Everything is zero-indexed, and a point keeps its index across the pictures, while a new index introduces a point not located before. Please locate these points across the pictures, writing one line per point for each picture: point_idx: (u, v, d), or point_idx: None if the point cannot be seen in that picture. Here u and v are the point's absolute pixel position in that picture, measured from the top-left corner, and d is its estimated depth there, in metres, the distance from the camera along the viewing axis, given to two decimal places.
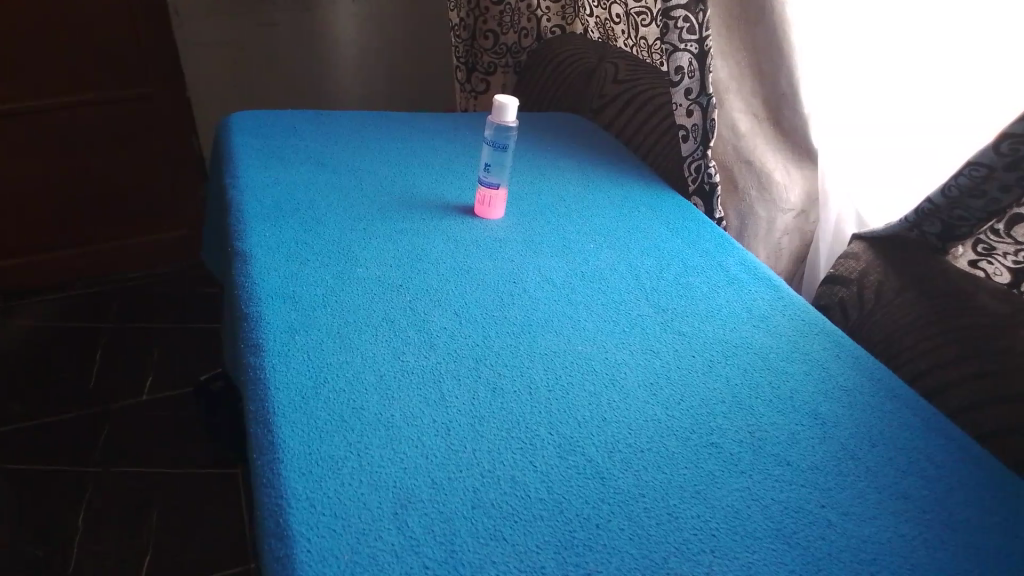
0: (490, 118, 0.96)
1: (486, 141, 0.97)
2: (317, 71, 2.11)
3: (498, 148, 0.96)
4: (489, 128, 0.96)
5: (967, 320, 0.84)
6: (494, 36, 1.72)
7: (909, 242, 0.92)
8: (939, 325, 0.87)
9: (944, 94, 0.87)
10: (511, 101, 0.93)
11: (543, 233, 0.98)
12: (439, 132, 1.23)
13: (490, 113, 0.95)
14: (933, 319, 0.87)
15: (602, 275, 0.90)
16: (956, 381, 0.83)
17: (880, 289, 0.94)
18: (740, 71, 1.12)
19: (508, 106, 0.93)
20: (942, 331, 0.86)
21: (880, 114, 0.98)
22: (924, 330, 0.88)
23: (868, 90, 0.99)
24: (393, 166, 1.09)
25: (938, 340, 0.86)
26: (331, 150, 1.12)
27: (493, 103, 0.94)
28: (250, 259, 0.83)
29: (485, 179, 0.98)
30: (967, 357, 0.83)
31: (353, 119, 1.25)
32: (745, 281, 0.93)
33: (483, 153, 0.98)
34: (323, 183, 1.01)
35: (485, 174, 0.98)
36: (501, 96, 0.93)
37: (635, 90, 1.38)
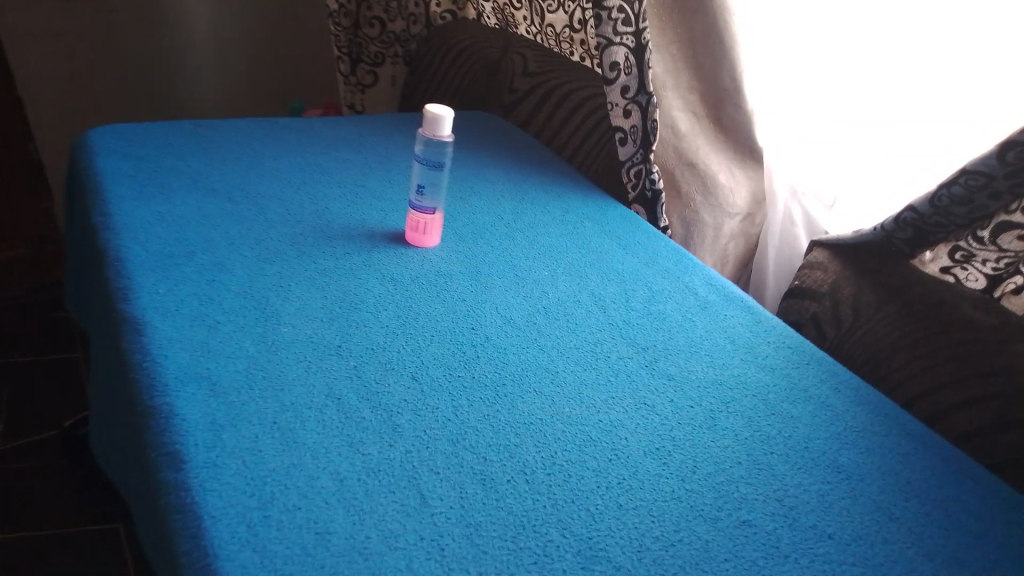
0: (420, 132, 0.82)
1: (415, 158, 0.83)
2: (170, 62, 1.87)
3: (429, 167, 0.83)
4: (419, 143, 0.82)
5: (951, 335, 0.78)
6: (380, 23, 1.57)
7: (879, 248, 0.86)
8: (921, 341, 0.80)
9: (911, 98, 0.81)
10: (447, 113, 0.80)
11: (488, 262, 0.85)
12: (343, 142, 1.08)
13: (422, 126, 0.81)
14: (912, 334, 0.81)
15: (567, 310, 0.79)
16: (949, 404, 0.77)
17: (854, 302, 0.87)
18: (675, 66, 1.03)
19: (445, 120, 0.80)
20: (925, 347, 0.80)
21: (839, 112, 0.91)
22: (907, 346, 0.81)
23: (823, 87, 0.91)
24: (300, 188, 0.94)
25: (923, 357, 0.80)
26: (222, 172, 0.94)
27: (424, 114, 0.80)
28: (145, 330, 0.66)
29: (416, 203, 0.85)
30: (957, 375, 0.76)
31: (239, 129, 1.07)
32: (717, 303, 0.84)
33: (413, 173, 0.84)
34: (220, 217, 0.84)
35: (420, 197, 0.84)
36: (436, 107, 0.79)
37: (549, 84, 1.28)
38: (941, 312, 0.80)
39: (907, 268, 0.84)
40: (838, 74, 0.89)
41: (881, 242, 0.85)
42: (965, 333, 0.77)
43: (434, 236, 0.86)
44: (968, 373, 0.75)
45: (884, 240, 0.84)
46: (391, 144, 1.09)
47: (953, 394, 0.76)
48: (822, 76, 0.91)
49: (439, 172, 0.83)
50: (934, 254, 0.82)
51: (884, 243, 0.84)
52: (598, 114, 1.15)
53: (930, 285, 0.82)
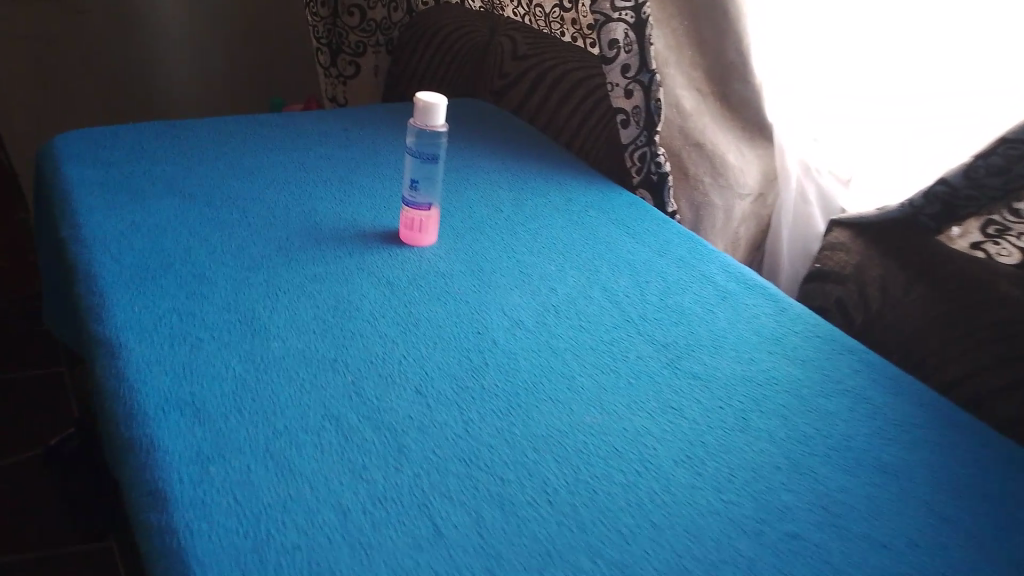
0: (411, 122, 0.76)
1: (407, 151, 0.77)
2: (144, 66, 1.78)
3: (423, 160, 0.77)
4: (409, 135, 0.76)
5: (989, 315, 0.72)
6: (360, 11, 1.50)
7: (904, 225, 0.80)
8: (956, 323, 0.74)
9: (938, 66, 0.77)
10: (441, 102, 0.74)
11: (491, 260, 0.79)
12: (328, 137, 1.02)
13: (414, 116, 0.75)
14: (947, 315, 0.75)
15: (578, 307, 0.73)
16: (992, 390, 0.71)
17: (880, 284, 0.81)
18: (677, 41, 0.96)
19: (438, 109, 0.74)
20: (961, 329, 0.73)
21: (857, 79, 0.86)
22: (943, 328, 0.75)
23: (840, 54, 0.87)
24: (285, 187, 0.88)
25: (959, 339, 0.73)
26: (200, 174, 0.88)
27: (416, 104, 0.74)
28: (120, 352, 0.60)
29: (411, 200, 0.79)
30: (999, 358, 0.70)
31: (217, 128, 1.01)
32: (737, 292, 0.78)
33: (406, 167, 0.78)
34: (200, 223, 0.78)
35: (414, 193, 0.78)
36: (429, 95, 0.73)
37: (542, 66, 1.22)
38: (977, 290, 0.73)
39: (936, 245, 0.78)
40: (857, 41, 0.84)
41: (908, 219, 0.79)
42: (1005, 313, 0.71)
43: (431, 234, 0.81)
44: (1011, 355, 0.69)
45: (912, 217, 0.78)
46: (379, 136, 1.03)
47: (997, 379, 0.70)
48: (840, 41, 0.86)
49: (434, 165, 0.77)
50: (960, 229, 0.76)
51: (911, 220, 0.79)
52: (597, 95, 1.09)
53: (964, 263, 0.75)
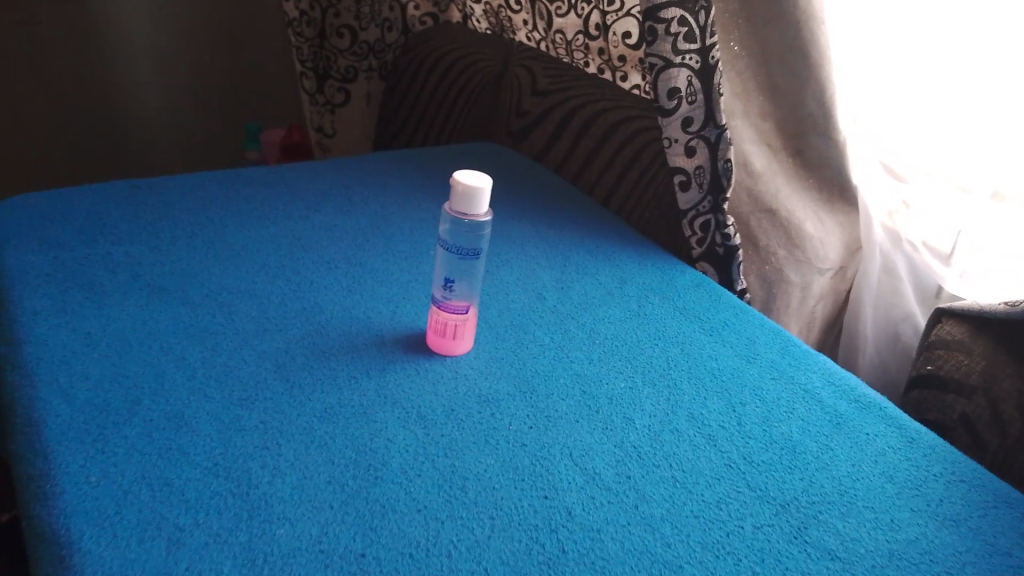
0: (445, 206, 0.60)
1: (439, 242, 0.61)
2: (112, 104, 1.53)
3: (460, 256, 0.61)
4: (443, 222, 0.61)
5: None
6: (350, 33, 1.34)
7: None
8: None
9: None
10: (484, 186, 0.57)
11: (545, 374, 0.63)
12: (325, 200, 0.86)
13: (450, 204, 0.59)
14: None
15: (664, 449, 0.57)
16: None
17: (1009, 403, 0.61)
18: (744, 87, 0.83)
19: (479, 197, 0.57)
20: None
21: (970, 142, 0.71)
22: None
23: (942, 108, 0.72)
24: (281, 274, 0.71)
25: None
26: (173, 258, 0.71)
27: (454, 187, 0.58)
28: (70, 558, 0.43)
29: (444, 301, 0.62)
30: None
31: (193, 190, 0.84)
32: (850, 416, 0.63)
33: (437, 262, 0.62)
34: (176, 335, 0.62)
35: (449, 294, 0.62)
36: (472, 182, 0.57)
37: (566, 105, 1.06)
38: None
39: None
40: (967, 92, 0.69)
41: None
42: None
43: (466, 342, 0.64)
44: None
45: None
46: (387, 198, 0.87)
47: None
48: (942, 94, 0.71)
49: (472, 262, 0.61)
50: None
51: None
52: (640, 143, 0.95)
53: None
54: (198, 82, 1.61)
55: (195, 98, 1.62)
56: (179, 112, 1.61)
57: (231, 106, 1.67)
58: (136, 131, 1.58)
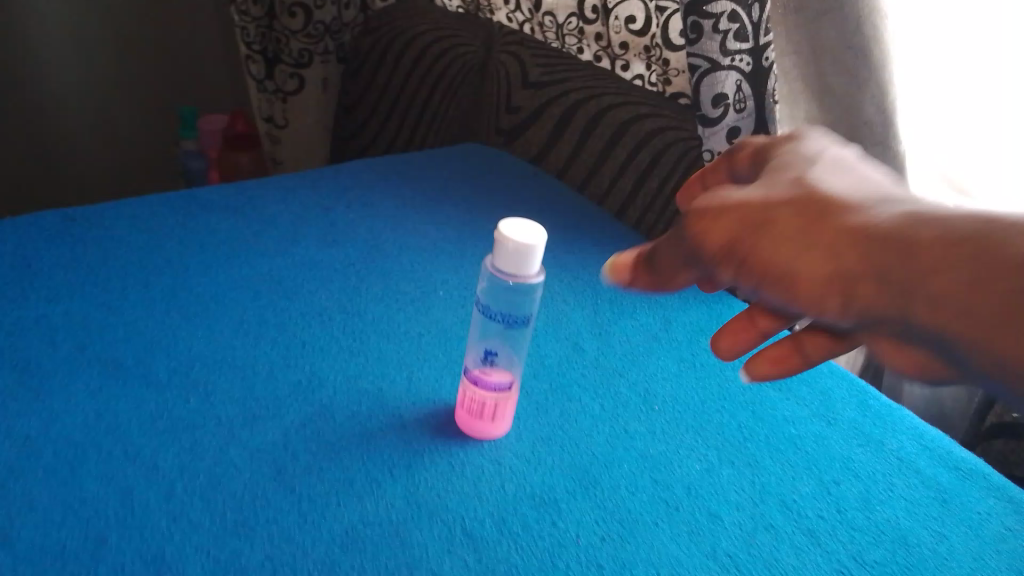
0: (485, 262, 0.48)
1: (475, 303, 0.50)
2: (26, 92, 1.35)
3: (504, 323, 0.49)
4: (483, 280, 0.49)
5: (893, 222, 0.33)
6: (305, 11, 1.17)
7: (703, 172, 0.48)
8: (767, 233, 0.35)
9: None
10: (536, 244, 0.46)
11: (606, 457, 0.52)
12: (303, 227, 0.72)
13: (495, 262, 0.47)
14: (722, 219, 0.36)
15: (766, 557, 0.47)
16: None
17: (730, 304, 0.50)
18: (790, 87, 0.75)
19: (530, 258, 0.46)
20: (789, 229, 0.35)
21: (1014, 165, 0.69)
22: (777, 265, 0.34)
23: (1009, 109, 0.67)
24: (267, 332, 0.58)
25: (802, 256, 0.34)
26: (128, 318, 0.58)
27: (500, 244, 0.46)
28: None
29: (484, 378, 0.50)
30: (951, 264, 0.30)
31: (144, 219, 0.70)
32: (955, 491, 0.54)
33: (473, 329, 0.51)
34: (142, 433, 0.49)
35: (487, 365, 0.50)
36: (521, 241, 0.45)
37: (567, 100, 0.95)
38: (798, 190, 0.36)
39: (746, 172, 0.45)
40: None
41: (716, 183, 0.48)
42: (920, 208, 0.33)
43: (503, 427, 0.52)
44: (957, 249, 0.30)
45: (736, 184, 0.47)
46: (376, 221, 0.75)
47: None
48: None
49: (515, 329, 0.50)
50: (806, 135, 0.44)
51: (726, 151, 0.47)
52: (668, 149, 0.85)
53: (786, 156, 0.41)
54: (126, 65, 1.44)
55: (122, 81, 1.45)
56: (105, 97, 1.44)
57: (165, 89, 1.51)
58: (57, 121, 1.41)
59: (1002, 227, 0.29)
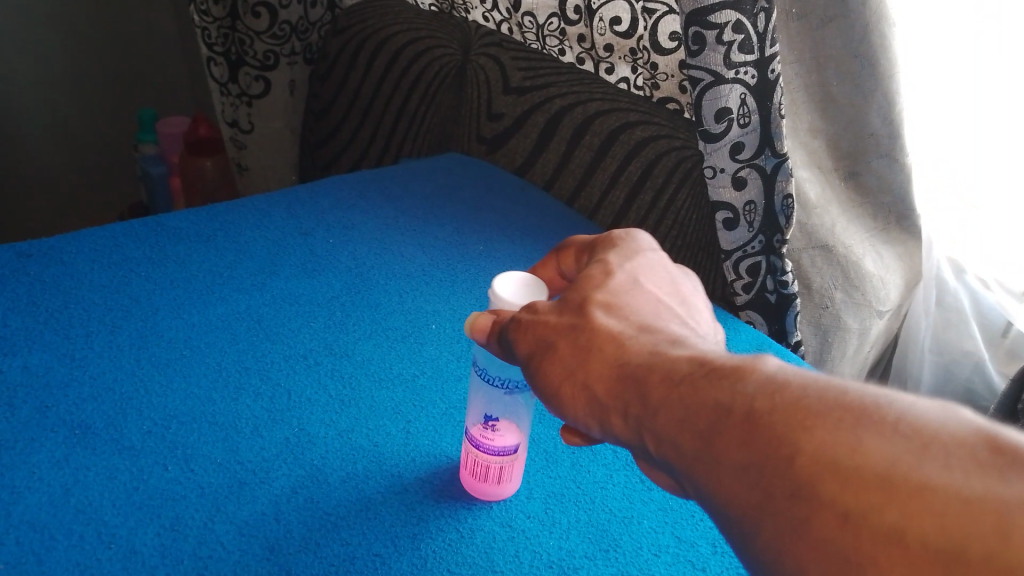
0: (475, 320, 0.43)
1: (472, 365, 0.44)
2: None
3: (505, 390, 0.44)
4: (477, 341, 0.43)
5: (639, 351, 0.34)
6: (269, 11, 1.10)
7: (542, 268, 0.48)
8: (551, 354, 0.36)
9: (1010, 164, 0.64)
10: (530, 300, 0.41)
11: (623, 514, 0.48)
12: (280, 256, 0.67)
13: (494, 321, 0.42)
14: (528, 330, 0.37)
15: None
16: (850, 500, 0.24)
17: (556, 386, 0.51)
18: (792, 99, 0.68)
19: (507, 305, 0.41)
20: (570, 351, 0.36)
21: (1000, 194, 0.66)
22: (553, 383, 0.36)
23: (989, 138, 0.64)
24: (247, 382, 0.54)
25: (575, 374, 0.35)
26: (94, 373, 0.53)
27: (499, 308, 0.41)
28: None
29: (493, 442, 0.45)
30: (669, 403, 0.31)
31: (107, 253, 0.65)
32: None
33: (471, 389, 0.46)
34: (117, 510, 0.44)
35: (489, 428, 0.45)
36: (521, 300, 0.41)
37: (551, 106, 0.90)
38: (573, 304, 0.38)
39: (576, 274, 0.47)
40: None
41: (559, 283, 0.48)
42: (672, 342, 0.34)
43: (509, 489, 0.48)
44: (677, 387, 0.31)
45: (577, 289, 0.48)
46: (360, 247, 0.70)
47: (747, 485, 0.27)
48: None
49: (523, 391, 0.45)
50: (629, 238, 0.44)
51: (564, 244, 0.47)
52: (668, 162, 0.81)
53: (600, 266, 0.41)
54: (77, 68, 1.37)
55: (74, 85, 1.37)
56: (56, 102, 1.37)
57: (121, 91, 1.43)
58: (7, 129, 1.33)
59: (719, 377, 0.30)
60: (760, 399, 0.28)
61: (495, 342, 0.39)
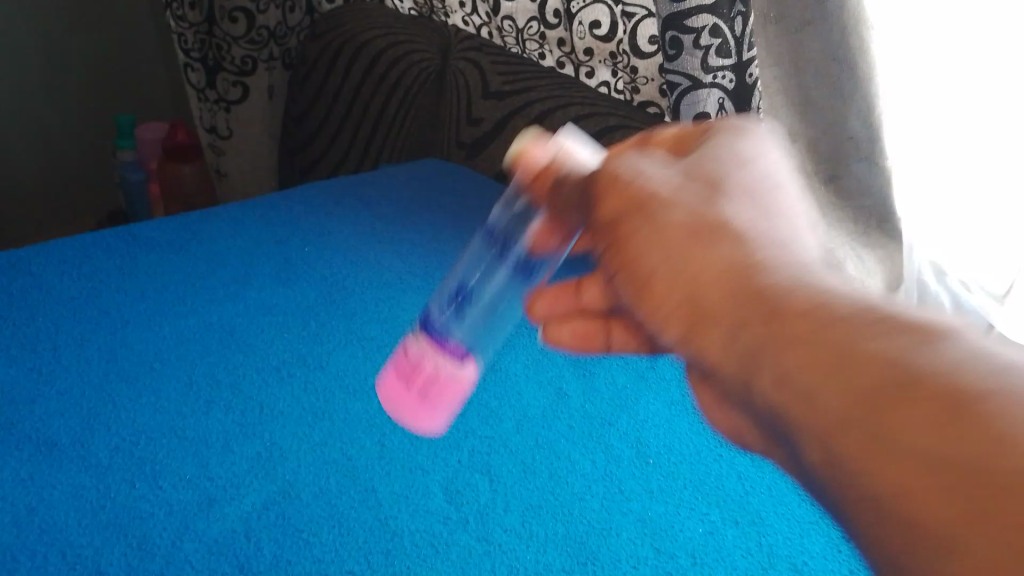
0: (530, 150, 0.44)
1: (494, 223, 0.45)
2: None
3: (507, 265, 0.45)
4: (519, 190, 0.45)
5: (775, 274, 0.28)
6: (247, 16, 1.09)
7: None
8: (640, 232, 0.31)
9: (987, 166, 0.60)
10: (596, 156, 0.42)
11: (602, 526, 0.47)
12: (256, 264, 0.66)
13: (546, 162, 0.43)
14: (615, 189, 0.33)
15: None
16: (886, 484, 0.22)
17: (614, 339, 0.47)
18: (772, 102, 0.69)
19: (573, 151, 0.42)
20: (666, 232, 0.30)
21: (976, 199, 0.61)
22: (640, 270, 0.31)
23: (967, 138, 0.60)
24: (216, 395, 0.53)
25: (669, 255, 0.30)
26: (61, 388, 0.52)
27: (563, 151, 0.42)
28: None
29: (443, 337, 0.42)
30: (823, 350, 0.25)
31: (77, 264, 0.64)
32: None
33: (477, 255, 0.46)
34: (82, 529, 0.43)
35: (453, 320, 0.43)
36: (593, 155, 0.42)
37: (530, 110, 0.90)
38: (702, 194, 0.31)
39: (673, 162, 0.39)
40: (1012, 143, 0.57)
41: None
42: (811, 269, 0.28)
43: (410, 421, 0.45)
44: (830, 331, 0.25)
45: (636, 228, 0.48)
46: (335, 253, 0.69)
47: None
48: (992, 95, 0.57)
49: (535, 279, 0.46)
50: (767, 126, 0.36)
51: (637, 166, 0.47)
52: None
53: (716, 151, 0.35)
54: (55, 76, 1.35)
55: (51, 93, 1.36)
56: (34, 111, 1.35)
57: (99, 99, 1.42)
58: None
59: (889, 338, 0.24)
60: (954, 374, 0.22)
61: (539, 176, 0.42)
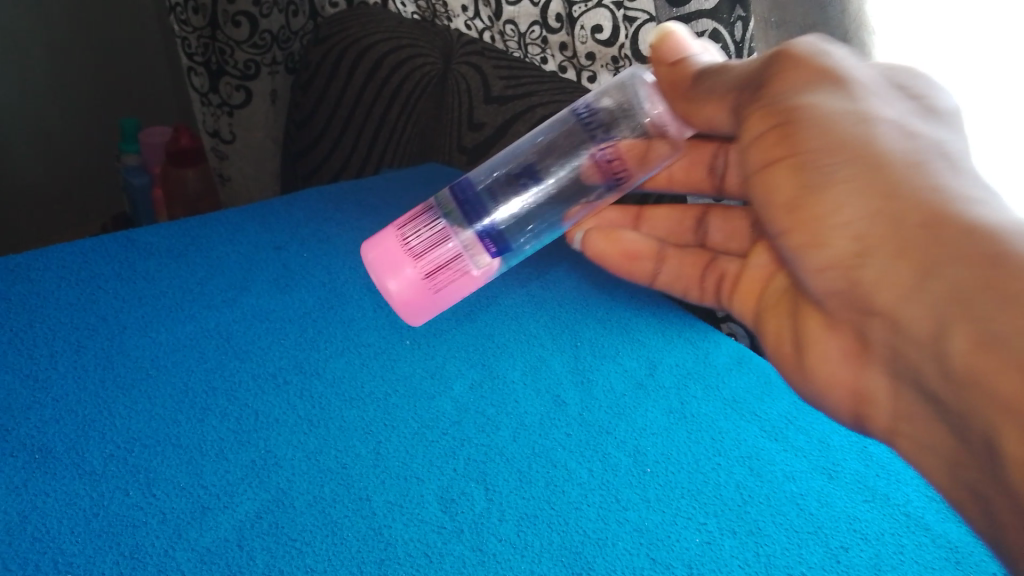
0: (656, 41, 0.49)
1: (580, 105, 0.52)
2: None
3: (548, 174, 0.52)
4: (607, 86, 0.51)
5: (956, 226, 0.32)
6: (249, 21, 1.08)
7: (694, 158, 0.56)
8: (817, 132, 0.38)
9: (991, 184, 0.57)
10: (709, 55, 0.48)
11: (598, 537, 0.47)
12: (254, 270, 0.66)
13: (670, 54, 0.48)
14: (795, 74, 0.40)
15: None
16: None
17: (724, 290, 0.52)
18: None
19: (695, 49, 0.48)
20: (846, 135, 0.37)
21: None
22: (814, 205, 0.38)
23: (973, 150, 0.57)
24: (211, 402, 0.53)
25: (848, 149, 0.37)
26: (57, 395, 0.52)
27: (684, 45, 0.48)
28: None
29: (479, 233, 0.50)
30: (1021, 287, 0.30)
31: (76, 270, 0.64)
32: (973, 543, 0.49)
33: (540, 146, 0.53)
34: (75, 538, 0.43)
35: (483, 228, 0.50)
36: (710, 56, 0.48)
37: (531, 113, 0.89)
38: (904, 130, 0.37)
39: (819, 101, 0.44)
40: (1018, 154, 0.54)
41: (711, 182, 0.56)
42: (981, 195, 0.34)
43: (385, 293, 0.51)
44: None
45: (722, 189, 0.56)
46: (334, 259, 0.69)
47: None
48: (998, 105, 0.54)
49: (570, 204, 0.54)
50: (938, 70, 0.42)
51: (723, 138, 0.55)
52: None
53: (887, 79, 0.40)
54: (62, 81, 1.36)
55: (57, 99, 1.36)
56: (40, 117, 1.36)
57: (106, 104, 1.43)
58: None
59: None
60: None
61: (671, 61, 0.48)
